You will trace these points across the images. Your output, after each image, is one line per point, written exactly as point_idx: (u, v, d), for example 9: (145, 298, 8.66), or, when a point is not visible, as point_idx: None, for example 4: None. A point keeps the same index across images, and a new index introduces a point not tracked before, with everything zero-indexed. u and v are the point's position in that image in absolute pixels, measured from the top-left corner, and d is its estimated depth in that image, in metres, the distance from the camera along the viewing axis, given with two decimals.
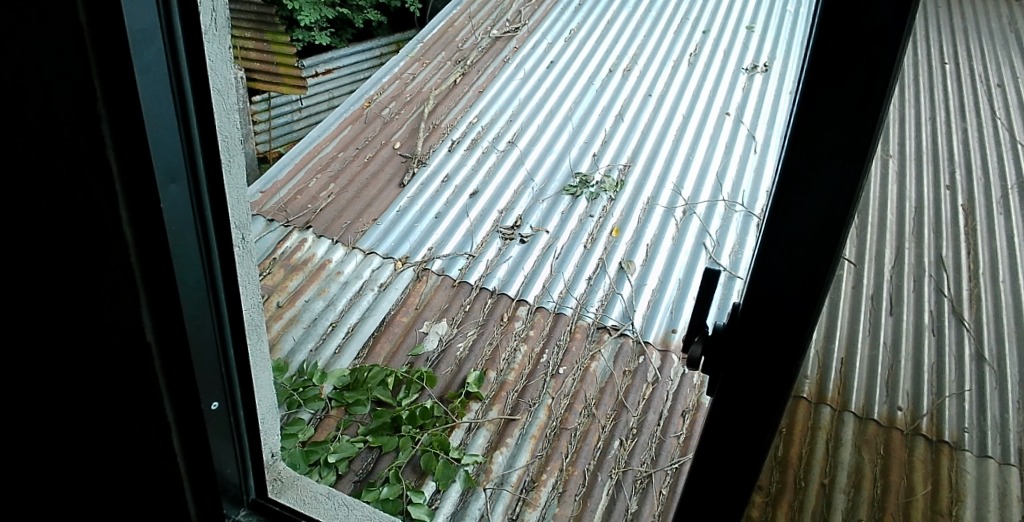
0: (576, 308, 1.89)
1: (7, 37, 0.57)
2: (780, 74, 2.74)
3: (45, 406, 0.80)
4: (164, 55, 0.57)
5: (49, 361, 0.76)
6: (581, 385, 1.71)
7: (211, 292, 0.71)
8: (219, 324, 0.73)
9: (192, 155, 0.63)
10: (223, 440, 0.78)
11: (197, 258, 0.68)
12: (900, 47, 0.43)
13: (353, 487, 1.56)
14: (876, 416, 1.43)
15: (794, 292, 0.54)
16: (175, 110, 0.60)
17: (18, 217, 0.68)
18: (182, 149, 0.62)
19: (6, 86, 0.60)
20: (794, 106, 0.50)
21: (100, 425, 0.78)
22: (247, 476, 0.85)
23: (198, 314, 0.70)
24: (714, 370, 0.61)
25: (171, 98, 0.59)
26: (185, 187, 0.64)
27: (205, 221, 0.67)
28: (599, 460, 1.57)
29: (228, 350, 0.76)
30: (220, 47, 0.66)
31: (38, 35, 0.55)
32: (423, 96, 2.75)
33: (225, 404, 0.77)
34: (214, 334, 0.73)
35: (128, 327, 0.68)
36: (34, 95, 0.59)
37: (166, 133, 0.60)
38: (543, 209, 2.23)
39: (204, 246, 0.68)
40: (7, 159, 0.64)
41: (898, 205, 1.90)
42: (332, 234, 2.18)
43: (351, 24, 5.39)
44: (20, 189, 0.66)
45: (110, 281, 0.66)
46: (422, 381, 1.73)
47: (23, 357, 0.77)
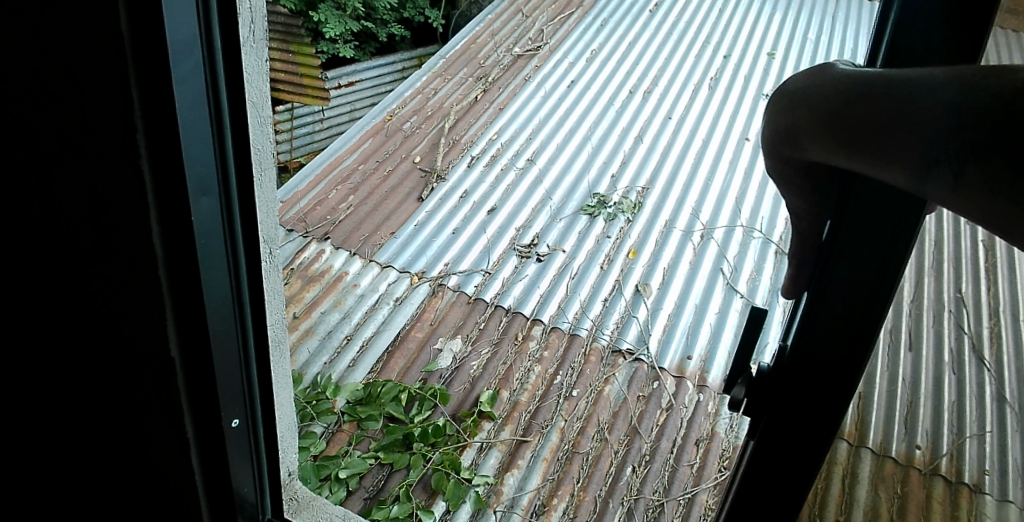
0: (591, 330, 1.88)
1: (47, 45, 0.58)
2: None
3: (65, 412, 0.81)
4: (202, 65, 0.58)
5: (69, 366, 0.77)
6: (594, 408, 1.70)
7: (236, 307, 0.71)
8: (243, 338, 0.73)
9: (224, 166, 0.64)
10: (241, 456, 0.78)
11: (225, 270, 0.68)
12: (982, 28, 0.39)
13: (363, 504, 1.54)
14: (894, 454, 1.43)
15: (829, 383, 0.48)
16: (210, 121, 0.61)
17: (47, 224, 0.68)
18: (216, 160, 0.63)
19: (45, 94, 0.61)
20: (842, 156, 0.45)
21: (117, 434, 0.79)
22: (263, 495, 0.84)
23: (223, 326, 0.70)
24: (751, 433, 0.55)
25: (207, 109, 0.60)
26: (217, 200, 0.64)
27: (235, 233, 0.67)
28: (611, 486, 1.55)
29: (250, 364, 0.75)
30: (257, 58, 0.66)
31: (78, 42, 0.56)
32: (444, 112, 2.77)
33: (244, 421, 0.77)
34: (238, 347, 0.73)
35: (151, 337, 0.68)
36: (71, 103, 0.59)
37: (199, 144, 0.61)
38: (560, 228, 2.22)
39: (232, 261, 0.68)
40: (41, 165, 0.65)
41: None
42: (350, 246, 2.19)
43: (374, 37, 5.44)
44: (53, 198, 0.66)
45: (136, 290, 0.67)
46: (435, 399, 1.73)
47: (43, 362, 0.78)
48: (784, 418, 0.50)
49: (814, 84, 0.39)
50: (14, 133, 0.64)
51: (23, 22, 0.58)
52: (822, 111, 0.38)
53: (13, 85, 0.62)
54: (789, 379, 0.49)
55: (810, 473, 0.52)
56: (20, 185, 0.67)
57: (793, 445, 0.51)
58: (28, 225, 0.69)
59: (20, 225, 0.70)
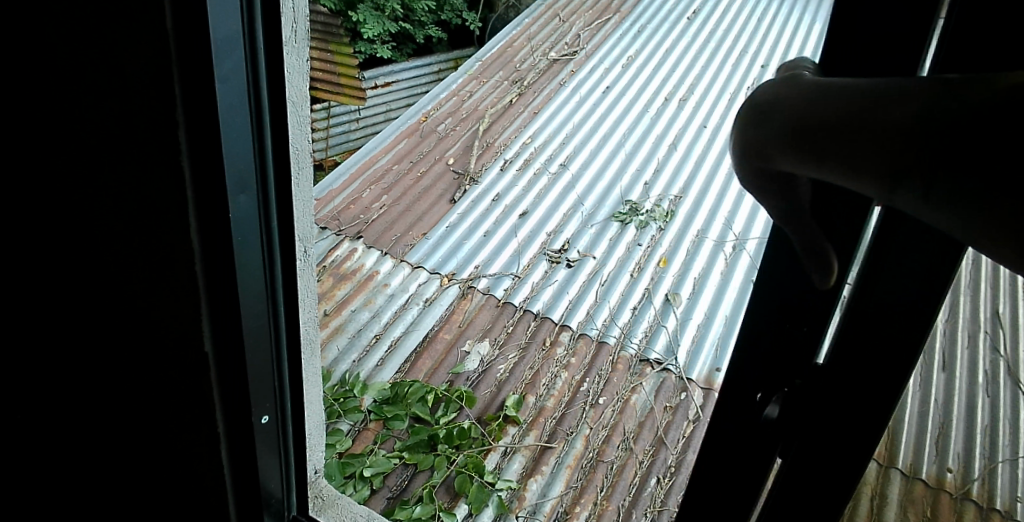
0: (619, 338, 1.86)
1: (99, 43, 0.60)
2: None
3: (110, 399, 0.84)
4: (244, 62, 0.59)
5: (113, 354, 0.79)
6: (621, 416, 1.68)
7: (270, 305, 0.72)
8: (277, 336, 0.74)
9: (263, 163, 0.64)
10: (269, 452, 0.79)
11: (260, 267, 0.68)
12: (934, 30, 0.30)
13: (385, 504, 1.55)
14: None
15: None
16: (250, 118, 0.61)
17: (95, 217, 0.70)
18: (255, 157, 0.63)
19: (94, 91, 0.62)
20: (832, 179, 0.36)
21: (155, 422, 0.81)
22: (290, 492, 0.85)
23: (257, 323, 0.70)
24: None
25: (248, 107, 0.61)
26: (256, 197, 0.65)
27: (271, 230, 0.68)
28: (634, 497, 1.53)
29: (281, 361, 0.76)
30: (298, 58, 0.67)
31: (128, 41, 0.57)
32: (479, 114, 2.78)
33: (274, 417, 0.78)
34: (270, 344, 0.73)
35: (187, 331, 0.70)
36: (120, 100, 0.61)
37: (237, 142, 0.61)
38: (591, 234, 2.21)
39: (268, 259, 0.69)
40: (89, 159, 0.67)
41: None
42: (382, 245, 2.21)
43: (412, 39, 5.50)
44: (100, 191, 0.68)
45: (174, 284, 0.68)
46: (461, 401, 1.73)
47: (89, 350, 0.81)
48: None
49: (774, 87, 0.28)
50: (67, 127, 0.66)
51: (81, 21, 0.60)
52: (804, 106, 0.26)
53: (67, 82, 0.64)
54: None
55: None
56: (72, 179, 0.69)
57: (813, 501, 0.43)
58: (78, 217, 0.72)
59: (72, 218, 0.72)
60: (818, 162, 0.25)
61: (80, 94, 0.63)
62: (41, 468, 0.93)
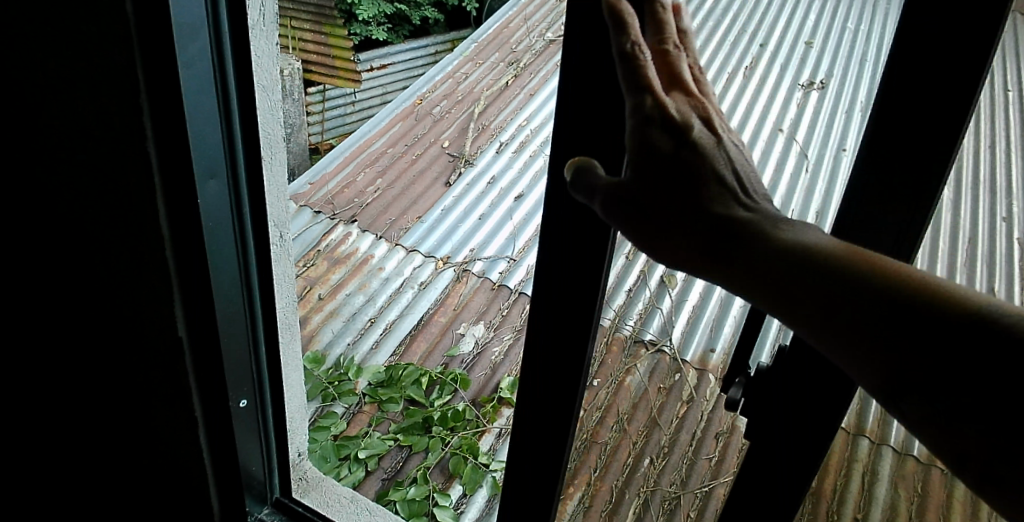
0: (613, 320, 1.86)
1: (73, 27, 0.60)
2: (823, 51, 2.50)
3: (104, 383, 0.85)
4: (208, 48, 0.58)
5: (102, 338, 0.80)
6: (615, 398, 1.69)
7: (245, 290, 0.71)
8: (252, 320, 0.73)
9: (232, 149, 0.63)
10: (249, 436, 0.79)
11: (233, 252, 0.68)
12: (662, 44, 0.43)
13: (380, 485, 1.55)
14: (916, 453, 1.37)
15: (839, 388, 0.46)
16: (217, 101, 0.60)
17: (80, 201, 0.71)
18: (224, 143, 0.62)
19: (71, 76, 0.63)
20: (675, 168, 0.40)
21: (143, 403, 0.82)
22: (272, 474, 0.85)
23: (230, 307, 0.70)
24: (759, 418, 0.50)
25: (215, 92, 0.60)
26: (226, 183, 0.64)
27: (243, 217, 0.67)
28: (627, 477, 1.54)
29: (258, 346, 0.75)
30: (266, 42, 0.66)
31: (99, 26, 0.58)
32: (474, 96, 2.75)
33: (253, 401, 0.78)
34: (246, 329, 0.73)
35: (165, 316, 0.71)
36: (95, 85, 0.61)
37: (205, 128, 0.61)
38: None
39: (240, 245, 0.68)
40: (71, 144, 0.67)
41: (974, 222, 1.76)
42: (376, 229, 2.20)
43: (408, 20, 5.40)
44: (82, 176, 0.69)
45: (152, 269, 0.69)
46: (455, 384, 1.74)
47: (82, 332, 0.82)
48: (792, 412, 0.48)
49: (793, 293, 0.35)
50: (54, 110, 0.67)
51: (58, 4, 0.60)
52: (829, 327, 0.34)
53: (47, 67, 0.64)
54: (790, 381, 0.47)
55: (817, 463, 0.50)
56: (62, 164, 0.70)
57: (796, 434, 0.49)
58: (66, 201, 0.73)
59: (61, 202, 0.73)
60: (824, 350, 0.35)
61: (59, 78, 0.64)
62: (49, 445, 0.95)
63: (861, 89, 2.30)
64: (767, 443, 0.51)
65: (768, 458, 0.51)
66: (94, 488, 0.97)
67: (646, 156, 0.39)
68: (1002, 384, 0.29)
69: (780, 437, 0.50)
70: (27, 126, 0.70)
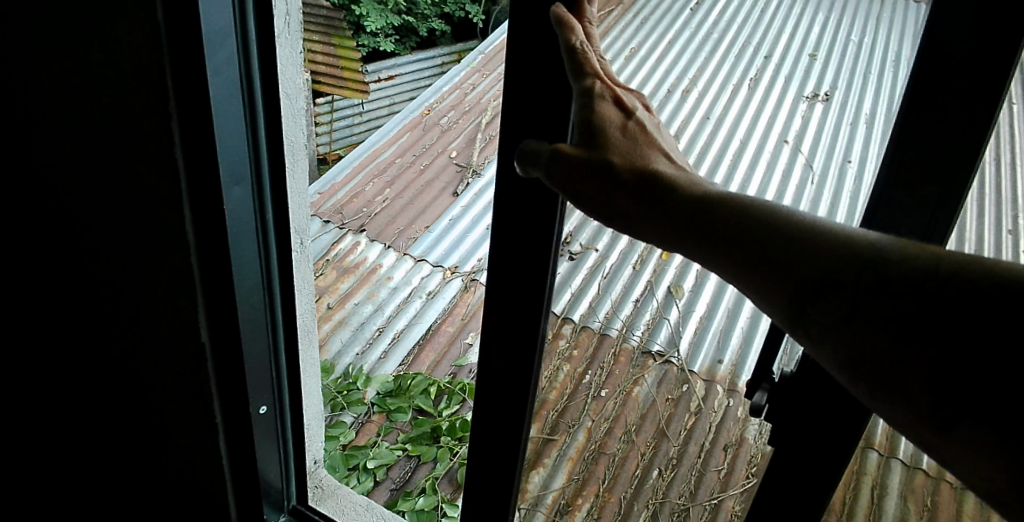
0: (622, 330, 1.86)
1: (106, 37, 0.62)
2: (828, 63, 2.51)
3: (125, 388, 0.86)
4: (236, 56, 0.59)
5: (125, 343, 0.82)
6: (623, 409, 1.69)
7: (267, 296, 0.72)
8: (272, 322, 0.74)
9: (257, 156, 0.65)
10: (269, 442, 0.80)
11: (257, 259, 0.69)
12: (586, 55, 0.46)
13: (389, 495, 1.54)
14: (926, 466, 1.37)
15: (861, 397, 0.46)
16: (244, 109, 0.62)
17: (107, 208, 0.73)
18: (249, 150, 0.64)
19: (104, 85, 0.64)
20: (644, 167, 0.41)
21: (162, 409, 0.83)
22: (289, 481, 0.86)
23: (253, 314, 0.71)
24: (783, 427, 0.51)
25: (242, 99, 0.61)
26: (250, 190, 0.66)
27: (267, 224, 0.68)
28: (636, 488, 1.54)
29: (278, 352, 0.76)
30: (292, 50, 0.66)
31: (132, 35, 0.59)
32: (482, 107, 2.76)
33: (273, 408, 0.79)
34: (267, 335, 0.74)
35: (189, 321, 0.72)
36: (126, 93, 0.63)
37: (232, 136, 0.62)
38: (595, 226, 2.17)
39: (263, 252, 0.70)
40: (101, 151, 0.69)
41: (983, 234, 1.76)
42: (385, 239, 2.21)
43: (414, 31, 5.34)
44: (111, 184, 0.71)
45: (177, 275, 0.70)
46: (464, 393, 1.74)
47: (105, 337, 0.84)
48: (815, 422, 0.49)
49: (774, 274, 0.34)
50: (84, 118, 0.69)
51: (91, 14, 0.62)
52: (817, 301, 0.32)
53: (80, 76, 0.66)
54: (814, 389, 0.48)
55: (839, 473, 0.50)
56: (90, 172, 0.72)
57: (819, 445, 0.49)
58: (94, 208, 0.74)
59: (89, 209, 0.75)
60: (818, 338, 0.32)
61: (92, 87, 0.66)
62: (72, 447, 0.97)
63: (867, 100, 2.31)
64: (787, 451, 0.51)
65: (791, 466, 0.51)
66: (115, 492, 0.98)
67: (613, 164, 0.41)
68: (1000, 360, 0.26)
69: (801, 446, 0.50)
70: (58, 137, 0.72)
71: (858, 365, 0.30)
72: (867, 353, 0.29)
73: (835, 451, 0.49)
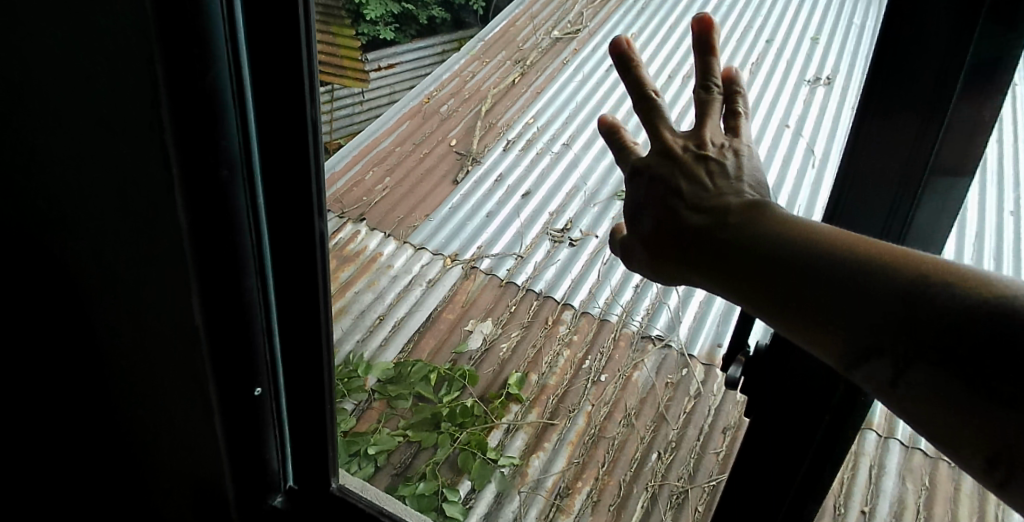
0: (622, 315, 1.88)
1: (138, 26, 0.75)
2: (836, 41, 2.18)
3: (171, 333, 1.02)
4: (225, 41, 0.76)
5: (170, 291, 0.97)
6: (622, 393, 1.70)
7: (253, 235, 0.92)
8: (257, 254, 0.94)
9: (244, 122, 0.82)
10: (260, 357, 1.04)
11: (244, 202, 0.89)
12: (664, 201, 0.61)
13: (391, 480, 1.53)
14: (923, 446, 1.39)
15: None
16: (233, 83, 0.79)
17: (148, 176, 0.86)
18: (238, 116, 0.81)
19: (138, 67, 0.78)
20: (755, 287, 0.52)
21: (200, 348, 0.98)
22: (278, 397, 1.10)
23: (241, 248, 0.92)
24: (753, 385, 0.68)
25: (230, 75, 0.78)
26: (239, 147, 0.84)
27: (253, 177, 0.87)
28: (635, 472, 1.50)
29: (267, 285, 0.98)
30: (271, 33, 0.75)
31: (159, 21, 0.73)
32: (481, 94, 2.65)
33: (267, 331, 1.02)
34: (253, 267, 0.95)
35: (209, 253, 0.91)
36: (156, 74, 0.77)
37: (224, 104, 0.80)
38: (595, 212, 2.14)
39: (250, 199, 0.89)
40: (139, 125, 0.82)
41: None
42: (386, 227, 2.25)
43: None
44: (148, 153, 0.84)
45: (205, 217, 0.88)
46: (464, 380, 1.78)
47: (153, 289, 0.98)
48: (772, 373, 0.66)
49: (886, 356, 0.44)
50: (124, 100, 0.82)
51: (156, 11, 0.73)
52: (928, 383, 0.41)
53: (118, 61, 0.79)
54: (778, 353, 0.64)
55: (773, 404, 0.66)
56: (132, 146, 0.85)
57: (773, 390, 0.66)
58: (137, 177, 0.87)
59: (134, 182, 0.88)
60: (938, 427, 0.41)
61: (127, 68, 0.78)
62: (134, 389, 1.13)
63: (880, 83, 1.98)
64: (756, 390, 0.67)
65: (759, 414, 0.68)
66: (171, 430, 1.15)
67: (742, 263, 0.54)
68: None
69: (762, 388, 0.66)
70: (118, 119, 0.83)
71: (940, 429, 0.41)
72: (964, 432, 0.39)
73: (779, 393, 0.66)
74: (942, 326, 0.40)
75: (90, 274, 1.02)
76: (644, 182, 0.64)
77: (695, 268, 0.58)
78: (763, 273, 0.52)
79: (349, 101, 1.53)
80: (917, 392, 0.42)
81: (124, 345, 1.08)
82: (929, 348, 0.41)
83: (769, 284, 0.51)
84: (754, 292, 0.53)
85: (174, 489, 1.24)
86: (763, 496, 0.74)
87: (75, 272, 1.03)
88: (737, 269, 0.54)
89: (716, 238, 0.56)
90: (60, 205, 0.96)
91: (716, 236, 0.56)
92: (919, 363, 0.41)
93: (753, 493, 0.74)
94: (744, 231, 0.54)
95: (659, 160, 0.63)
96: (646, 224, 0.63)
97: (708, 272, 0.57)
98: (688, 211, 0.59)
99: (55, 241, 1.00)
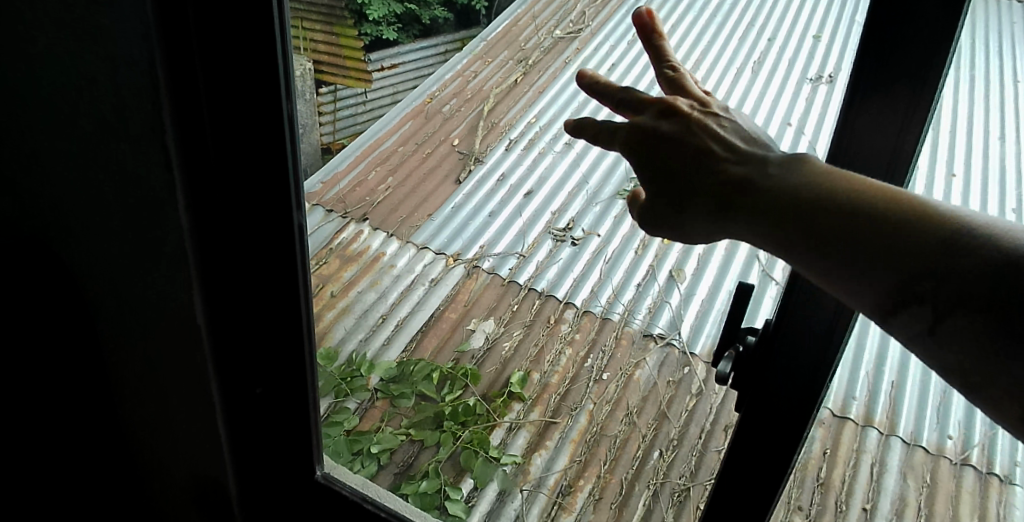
0: (623, 315, 1.89)
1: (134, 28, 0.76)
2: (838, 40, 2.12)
3: (172, 332, 1.03)
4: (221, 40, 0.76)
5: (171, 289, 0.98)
6: (624, 391, 1.70)
7: None
8: None
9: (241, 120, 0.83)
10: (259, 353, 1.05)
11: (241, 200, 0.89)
12: (684, 152, 0.56)
13: (393, 479, 1.54)
14: (926, 444, 1.37)
15: None
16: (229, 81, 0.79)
17: (147, 175, 0.87)
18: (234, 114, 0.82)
19: (135, 68, 0.79)
20: (794, 240, 0.48)
21: None
22: None
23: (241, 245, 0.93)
24: (744, 381, 0.68)
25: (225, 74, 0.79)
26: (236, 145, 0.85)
27: None
28: (637, 470, 1.51)
29: None
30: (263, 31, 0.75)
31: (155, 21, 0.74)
32: (483, 94, 2.66)
33: None
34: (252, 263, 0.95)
35: None
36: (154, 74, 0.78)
37: None
38: (597, 212, 2.15)
39: None
40: (137, 125, 0.83)
41: None
42: (388, 227, 2.25)
43: None
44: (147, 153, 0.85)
45: None
46: (466, 378, 1.78)
47: (154, 288, 1.00)
48: (762, 367, 0.66)
49: (936, 310, 0.42)
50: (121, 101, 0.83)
51: (156, 16, 0.75)
52: (976, 338, 0.40)
53: (115, 62, 0.80)
54: (768, 346, 0.65)
55: (765, 395, 0.67)
56: (130, 146, 0.86)
57: (763, 383, 0.67)
58: (137, 177, 0.88)
59: (133, 182, 0.89)
60: (981, 379, 0.41)
61: (125, 70, 0.80)
62: (138, 387, 1.15)
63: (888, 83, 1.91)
64: (747, 385, 0.68)
65: (749, 410, 0.69)
66: (176, 428, 1.16)
67: (780, 217, 0.49)
68: None
69: (754, 381, 0.67)
70: (119, 120, 0.84)
71: (983, 382, 0.41)
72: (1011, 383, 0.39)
73: (769, 388, 0.66)
74: (994, 281, 0.39)
75: (92, 274, 1.03)
76: (656, 135, 0.58)
77: (718, 227, 0.55)
78: (800, 226, 0.48)
79: (352, 106, 1.57)
80: (964, 345, 0.41)
81: (127, 344, 1.09)
82: (971, 300, 0.40)
83: (810, 239, 0.47)
84: (792, 245, 0.49)
85: (181, 487, 1.26)
86: (757, 491, 0.74)
87: (77, 274, 1.04)
88: (774, 224, 0.50)
89: (748, 190, 0.51)
90: (65, 207, 0.97)
91: (750, 188, 0.51)
92: (969, 319, 0.41)
93: (747, 489, 0.75)
94: (780, 183, 0.50)
95: (659, 120, 0.58)
96: (663, 182, 0.57)
97: (741, 227, 0.52)
98: (716, 163, 0.54)
99: (57, 243, 1.01)
